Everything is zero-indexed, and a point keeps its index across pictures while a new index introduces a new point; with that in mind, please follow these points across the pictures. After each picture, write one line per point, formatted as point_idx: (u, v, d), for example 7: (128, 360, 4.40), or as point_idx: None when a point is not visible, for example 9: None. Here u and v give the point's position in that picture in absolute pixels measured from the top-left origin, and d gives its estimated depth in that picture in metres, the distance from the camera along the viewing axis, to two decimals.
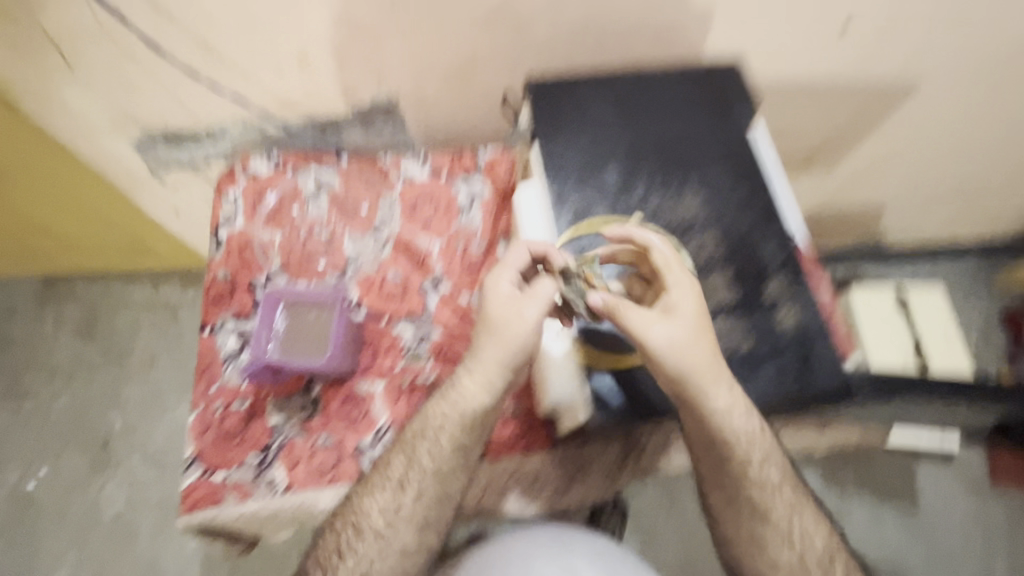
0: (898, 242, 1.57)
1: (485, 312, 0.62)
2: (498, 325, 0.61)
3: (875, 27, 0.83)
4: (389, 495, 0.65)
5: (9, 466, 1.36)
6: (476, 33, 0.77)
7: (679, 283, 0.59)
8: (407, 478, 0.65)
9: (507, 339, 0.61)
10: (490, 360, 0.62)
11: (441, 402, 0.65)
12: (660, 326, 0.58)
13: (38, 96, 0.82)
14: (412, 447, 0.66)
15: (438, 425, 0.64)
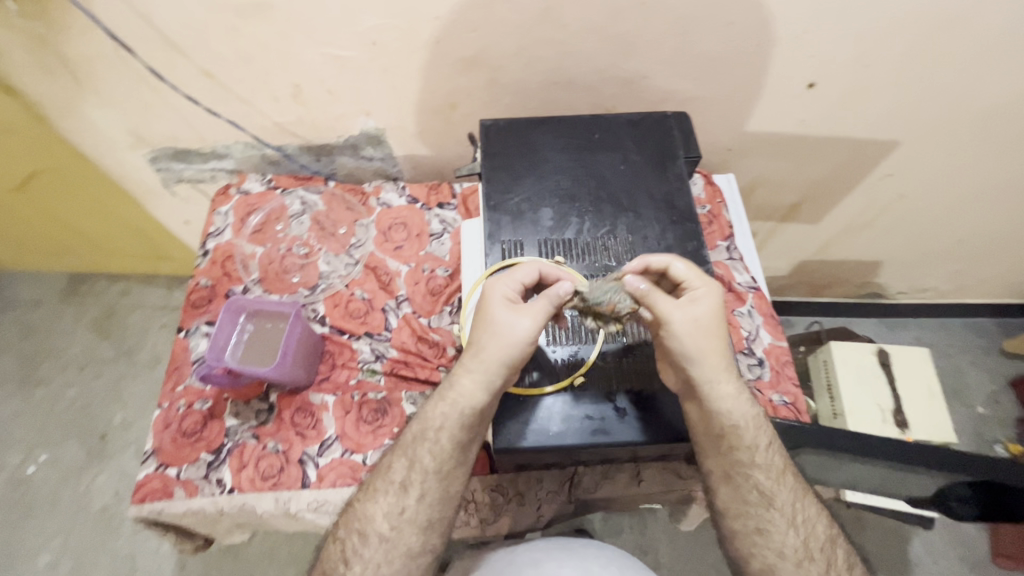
0: (901, 299, 1.53)
1: (488, 314, 0.56)
2: (503, 324, 0.55)
3: (844, 85, 0.85)
4: (392, 498, 0.59)
5: (6, 450, 1.35)
6: (455, 75, 0.82)
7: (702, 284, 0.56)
8: (410, 479, 0.59)
9: (515, 339, 0.54)
10: (496, 359, 0.55)
11: (441, 402, 0.59)
12: (683, 308, 0.55)
13: (68, 111, 0.92)
14: (414, 445, 0.59)
15: (439, 424, 0.58)
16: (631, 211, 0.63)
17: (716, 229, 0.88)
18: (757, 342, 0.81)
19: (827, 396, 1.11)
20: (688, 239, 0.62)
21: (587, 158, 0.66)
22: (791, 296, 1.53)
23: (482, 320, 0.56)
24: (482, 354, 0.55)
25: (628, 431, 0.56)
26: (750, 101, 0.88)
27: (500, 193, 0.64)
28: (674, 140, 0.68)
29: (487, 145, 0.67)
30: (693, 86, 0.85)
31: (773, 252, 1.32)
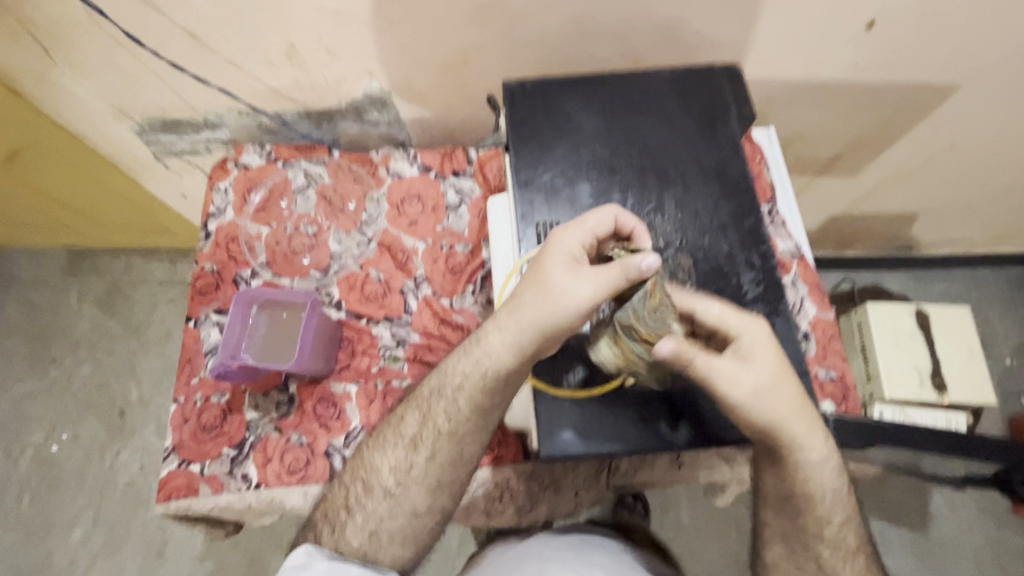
0: (933, 251, 1.46)
1: (549, 263, 0.50)
2: (557, 280, 0.49)
3: (905, 24, 0.75)
4: (401, 452, 0.57)
5: (27, 428, 1.33)
6: (468, 26, 0.73)
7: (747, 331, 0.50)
8: (422, 435, 0.57)
9: (564, 305, 0.49)
10: (535, 321, 0.50)
11: (462, 358, 0.55)
12: (736, 374, 0.49)
13: (42, 81, 0.84)
14: (430, 401, 0.57)
15: (458, 381, 0.55)
16: (675, 183, 0.56)
17: (758, 192, 0.81)
18: (803, 314, 0.76)
19: (861, 359, 1.07)
20: (743, 216, 0.55)
21: (627, 123, 0.59)
22: (818, 251, 1.46)
23: (538, 269, 0.51)
24: (520, 309, 0.51)
25: (678, 436, 0.54)
26: (799, 45, 0.79)
27: (531, 167, 0.57)
28: (720, 98, 0.60)
29: (511, 111, 0.59)
30: (734, 31, 0.76)
31: (805, 207, 1.25)
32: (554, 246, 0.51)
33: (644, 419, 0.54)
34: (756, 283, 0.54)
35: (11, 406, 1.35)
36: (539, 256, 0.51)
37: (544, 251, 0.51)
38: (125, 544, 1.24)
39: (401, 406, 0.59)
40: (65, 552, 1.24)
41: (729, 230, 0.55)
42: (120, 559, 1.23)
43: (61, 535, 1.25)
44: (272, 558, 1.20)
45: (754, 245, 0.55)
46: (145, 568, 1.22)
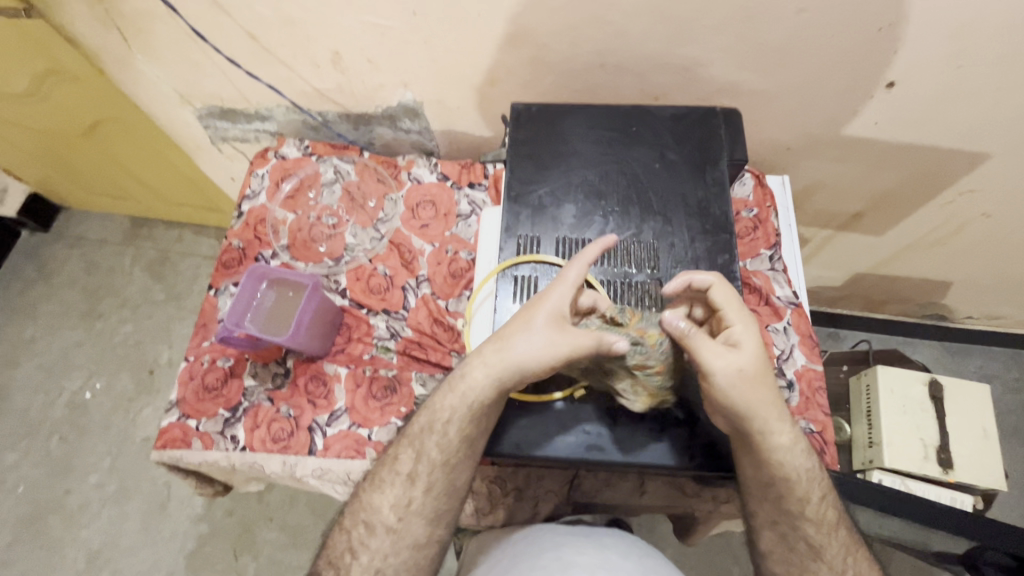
0: (968, 324, 1.39)
1: (537, 308, 0.53)
2: (545, 324, 0.52)
3: (928, 88, 0.75)
4: (399, 488, 0.56)
5: (67, 373, 1.44)
6: (496, 50, 0.78)
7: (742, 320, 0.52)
8: (417, 469, 0.56)
9: (545, 355, 0.51)
10: (520, 363, 0.52)
11: (448, 394, 0.55)
12: (727, 357, 0.50)
13: (125, 64, 0.95)
14: (422, 437, 0.56)
15: (447, 416, 0.54)
16: (655, 214, 0.60)
17: (760, 237, 0.82)
18: (789, 362, 0.77)
19: (866, 422, 1.03)
20: (718, 252, 0.59)
21: (620, 153, 0.63)
22: (842, 308, 1.42)
23: (525, 313, 0.53)
24: (506, 346, 0.52)
25: (630, 453, 0.54)
26: (820, 98, 0.80)
27: (524, 184, 0.62)
28: (715, 140, 0.64)
29: (516, 131, 0.64)
30: (753, 78, 0.78)
31: (827, 261, 1.23)
32: (541, 296, 0.54)
33: (592, 431, 0.55)
34: None
35: (57, 351, 1.47)
36: (528, 302, 0.54)
37: (531, 300, 0.54)
38: (133, 495, 1.31)
39: (396, 444, 0.59)
40: (79, 492, 1.32)
41: (701, 263, 0.59)
42: (126, 508, 1.30)
43: (79, 476, 1.34)
44: (261, 530, 1.25)
45: (723, 282, 0.58)
46: (147, 520, 1.28)
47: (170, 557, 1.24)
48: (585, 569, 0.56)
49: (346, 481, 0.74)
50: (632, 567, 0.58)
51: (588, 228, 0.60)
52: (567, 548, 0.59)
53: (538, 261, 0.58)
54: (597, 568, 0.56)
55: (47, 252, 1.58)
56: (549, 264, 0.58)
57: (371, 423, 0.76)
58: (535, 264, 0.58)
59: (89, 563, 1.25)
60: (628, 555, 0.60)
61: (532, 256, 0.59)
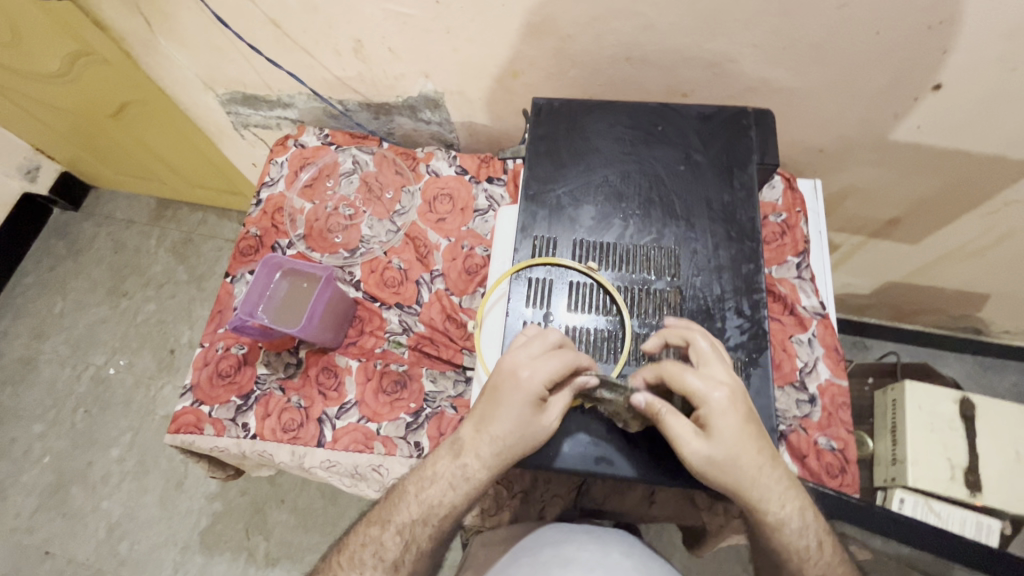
0: (1005, 338, 1.32)
1: (511, 404, 0.49)
2: (523, 420, 0.50)
3: (978, 90, 0.70)
4: (381, 573, 0.54)
5: (93, 349, 1.48)
6: (521, 41, 0.75)
7: (713, 403, 0.47)
8: (404, 558, 0.55)
9: (535, 437, 0.50)
10: (512, 452, 0.50)
11: (447, 488, 0.54)
12: (698, 447, 0.47)
13: (150, 48, 0.95)
14: (414, 525, 0.55)
15: (445, 510, 0.54)
16: (678, 219, 0.58)
17: (789, 243, 0.79)
18: (813, 375, 0.74)
19: (889, 438, 1.00)
20: (742, 261, 0.56)
21: (643, 152, 0.61)
22: (870, 316, 1.37)
23: (499, 405, 0.50)
24: (494, 439, 0.51)
25: (640, 465, 0.53)
26: (860, 99, 0.76)
27: (542, 183, 0.60)
28: (744, 142, 0.61)
29: (537, 126, 0.63)
30: (789, 76, 0.74)
31: (857, 268, 1.18)
32: (514, 386, 0.50)
33: (602, 442, 0.53)
34: (741, 331, 0.54)
35: (83, 328, 1.51)
36: (498, 393, 0.50)
37: (504, 390, 0.50)
38: (152, 470, 1.34)
39: (379, 525, 0.56)
40: (102, 465, 1.35)
41: (724, 272, 0.56)
42: (145, 483, 1.33)
43: (102, 449, 1.37)
44: (273, 511, 1.27)
45: (747, 292, 0.55)
46: (164, 496, 1.31)
47: (185, 532, 1.27)
48: (583, 566, 0.54)
49: (354, 474, 0.74)
50: (632, 565, 0.55)
51: (607, 231, 0.58)
52: (567, 546, 0.57)
53: (553, 264, 0.57)
54: (595, 566, 0.54)
55: (76, 230, 1.62)
56: (565, 267, 0.56)
57: (381, 417, 0.76)
58: (550, 267, 0.57)
59: (109, 534, 1.28)
60: (630, 555, 0.57)
61: (547, 259, 0.57)
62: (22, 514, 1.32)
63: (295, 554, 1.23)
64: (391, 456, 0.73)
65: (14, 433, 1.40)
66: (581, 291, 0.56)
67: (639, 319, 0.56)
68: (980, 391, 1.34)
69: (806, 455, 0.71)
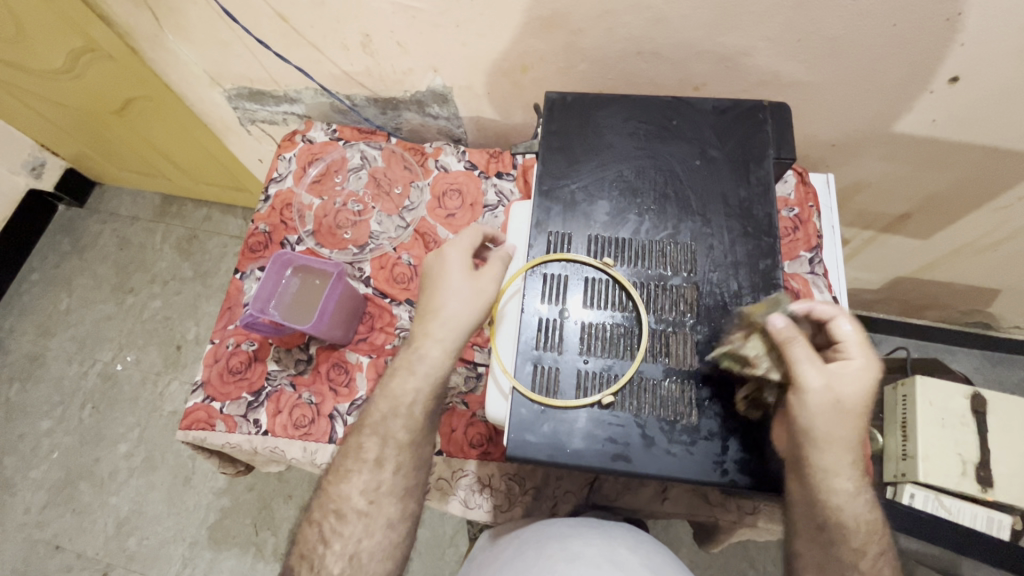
0: (1014, 333, 1.32)
1: (449, 277, 0.59)
2: (455, 282, 0.59)
3: (995, 84, 0.69)
4: (367, 474, 0.59)
5: (99, 346, 1.48)
6: (531, 35, 0.75)
7: (859, 355, 0.51)
8: (383, 453, 0.60)
9: (476, 301, 0.58)
10: (460, 320, 0.58)
11: (407, 374, 0.60)
12: (831, 381, 0.49)
13: (156, 43, 0.95)
14: (385, 421, 0.60)
15: (408, 401, 0.59)
16: (693, 214, 0.58)
17: (801, 238, 0.79)
18: None
19: (899, 434, 0.98)
20: (760, 256, 0.56)
21: (657, 148, 0.61)
22: (879, 311, 1.36)
23: (438, 281, 0.60)
24: (444, 316, 0.58)
25: (661, 463, 0.51)
26: (873, 93, 0.75)
27: (556, 178, 0.60)
28: (761, 136, 0.61)
29: (551, 121, 0.62)
30: (802, 70, 0.73)
31: (867, 263, 1.17)
32: (445, 262, 0.60)
33: (620, 440, 0.52)
34: None
35: (89, 324, 1.51)
36: (434, 272, 0.61)
37: (439, 267, 0.60)
38: (159, 466, 1.34)
39: (357, 434, 0.61)
40: (109, 461, 1.36)
41: (741, 267, 0.56)
42: (153, 478, 1.33)
43: (110, 445, 1.38)
44: (281, 507, 1.27)
45: (764, 288, 0.55)
46: (172, 491, 1.31)
47: (193, 528, 1.27)
48: (591, 563, 0.53)
49: None
50: (640, 561, 0.55)
51: (621, 226, 0.58)
52: (572, 539, 0.57)
53: (568, 260, 0.57)
54: (602, 562, 0.54)
55: (81, 226, 1.62)
56: (581, 263, 0.56)
57: None
58: (565, 263, 0.57)
59: (118, 529, 1.29)
60: (637, 549, 0.57)
61: (561, 255, 0.57)
62: (31, 510, 1.33)
63: None
64: None
65: (22, 429, 1.41)
66: (596, 287, 0.56)
67: (655, 315, 0.55)
68: (989, 387, 1.33)
69: None
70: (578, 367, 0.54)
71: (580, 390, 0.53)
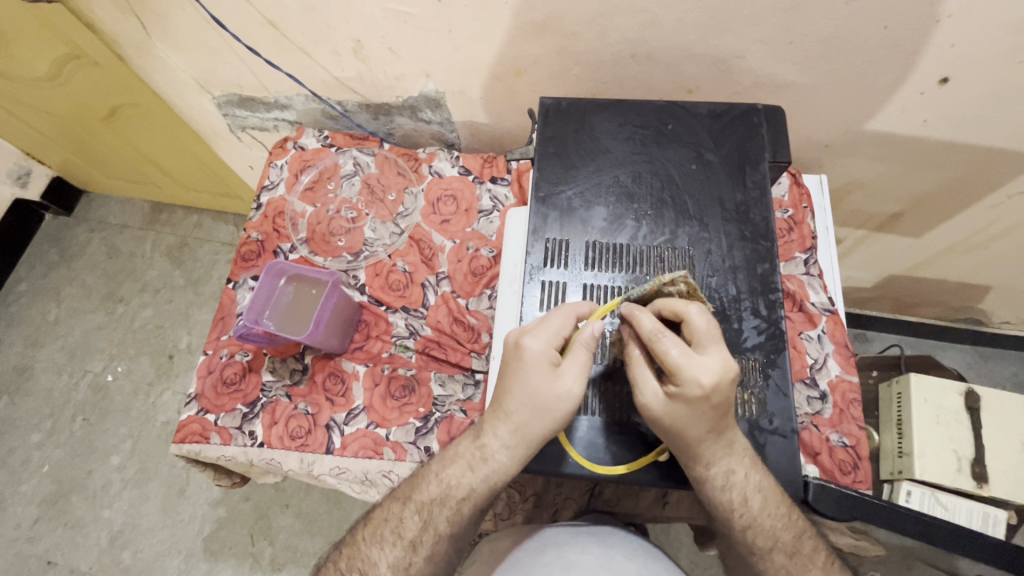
0: (1004, 329, 1.33)
1: (527, 376, 0.49)
2: (539, 387, 0.49)
3: (985, 84, 0.70)
4: (399, 552, 0.54)
5: (90, 356, 1.46)
6: (525, 39, 0.74)
7: (690, 379, 0.45)
8: (422, 538, 0.54)
9: (559, 411, 0.49)
10: (534, 433, 0.50)
11: (465, 470, 0.54)
12: (656, 400, 0.48)
13: (144, 51, 0.94)
14: (433, 506, 0.54)
15: (462, 493, 0.54)
16: (691, 219, 0.58)
17: (796, 239, 0.78)
18: (823, 372, 0.74)
19: (895, 432, 0.99)
20: (757, 261, 0.56)
21: (654, 152, 0.61)
22: (872, 309, 1.37)
23: (519, 378, 0.50)
24: (521, 430, 0.50)
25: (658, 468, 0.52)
26: (865, 94, 0.75)
27: (552, 184, 0.60)
28: (755, 141, 0.61)
29: (547, 127, 0.62)
30: (795, 71, 0.73)
31: (860, 262, 1.18)
32: (525, 355, 0.50)
33: (622, 448, 0.53)
34: (758, 331, 0.54)
35: (79, 334, 1.49)
36: (518, 368, 0.50)
37: (523, 365, 0.50)
38: (153, 478, 1.32)
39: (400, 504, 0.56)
40: (102, 473, 1.34)
41: (739, 272, 0.56)
42: (147, 490, 1.31)
43: (102, 457, 1.35)
44: (277, 517, 1.25)
45: (762, 292, 0.55)
46: (167, 502, 1.30)
47: (188, 540, 1.26)
48: (587, 569, 0.53)
49: (363, 480, 0.73)
50: (636, 568, 0.55)
51: (619, 231, 0.58)
52: (571, 547, 0.57)
53: (565, 267, 0.56)
54: (598, 569, 0.53)
55: (70, 235, 1.60)
56: (578, 269, 0.56)
57: (388, 422, 0.75)
58: (564, 270, 0.56)
59: (112, 542, 1.27)
60: (633, 557, 0.56)
61: (559, 262, 0.56)
62: (22, 525, 1.31)
63: (301, 558, 1.22)
64: (401, 463, 0.72)
65: (13, 442, 1.38)
66: (595, 294, 0.56)
67: None
68: (981, 382, 1.35)
69: (818, 452, 0.71)
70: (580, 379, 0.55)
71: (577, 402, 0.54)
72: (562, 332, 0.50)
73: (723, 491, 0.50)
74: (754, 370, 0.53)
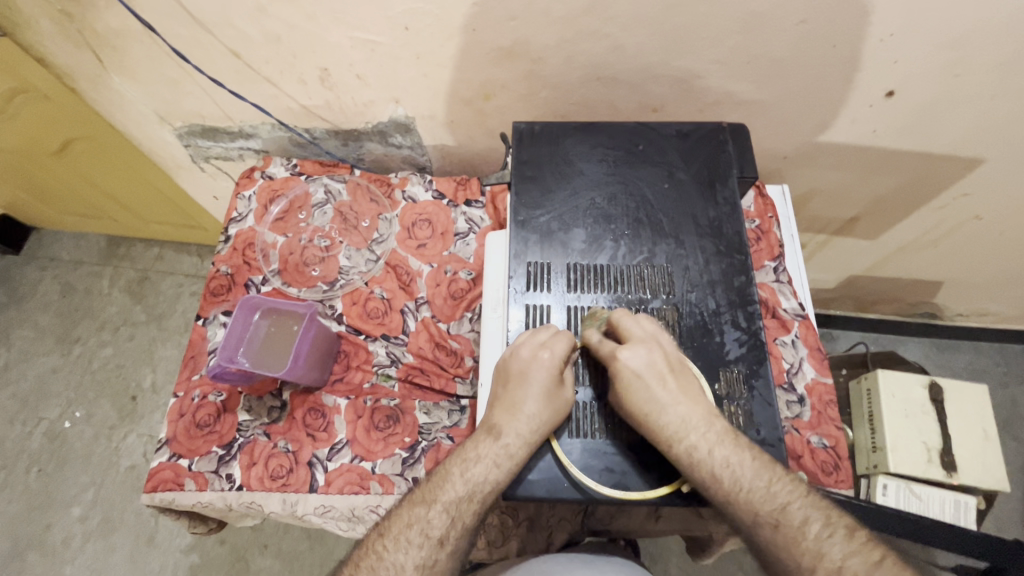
0: (957, 321, 1.40)
1: (536, 386, 0.51)
2: (537, 405, 0.51)
3: (927, 96, 0.74)
4: (426, 551, 0.50)
5: (44, 403, 1.37)
6: (491, 64, 0.75)
7: (628, 359, 0.51)
8: (450, 535, 0.51)
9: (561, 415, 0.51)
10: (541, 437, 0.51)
11: (491, 467, 0.51)
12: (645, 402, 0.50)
13: (99, 83, 0.91)
14: (460, 502, 0.51)
15: (491, 487, 0.51)
16: (666, 237, 0.59)
17: (764, 248, 0.81)
18: (800, 376, 0.76)
19: (869, 427, 1.03)
20: (733, 274, 0.57)
21: (626, 173, 0.62)
22: (836, 309, 1.42)
23: (529, 385, 0.52)
24: (527, 433, 0.51)
25: (654, 486, 0.51)
26: (817, 109, 0.79)
27: (529, 208, 0.60)
28: (723, 156, 0.63)
29: (521, 148, 0.63)
30: (752, 88, 0.77)
31: (823, 264, 1.23)
32: (529, 373, 0.52)
33: (616, 469, 0.52)
34: (739, 343, 0.55)
35: (31, 380, 1.40)
36: (526, 374, 0.52)
37: (529, 370, 0.52)
38: (118, 527, 1.25)
39: (423, 505, 0.52)
40: (61, 526, 1.25)
41: (716, 286, 0.57)
42: (111, 541, 1.23)
43: (62, 509, 1.27)
44: (255, 558, 1.19)
45: (739, 305, 0.56)
46: (134, 554, 1.22)
47: None
48: None
49: (350, 517, 0.71)
50: None
51: (599, 250, 0.59)
52: None
53: (547, 291, 0.57)
54: None
55: (18, 275, 1.51)
56: (560, 293, 0.57)
57: (368, 453, 0.73)
58: (547, 292, 0.57)
59: None
60: None
61: (544, 287, 0.57)
62: None
63: None
64: (389, 496, 0.71)
65: None
66: (579, 314, 0.57)
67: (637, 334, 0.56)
68: (940, 372, 1.41)
69: (801, 455, 0.73)
70: (574, 408, 0.55)
71: (571, 423, 0.54)
72: (568, 354, 0.53)
73: (692, 466, 0.49)
74: (738, 382, 0.54)
